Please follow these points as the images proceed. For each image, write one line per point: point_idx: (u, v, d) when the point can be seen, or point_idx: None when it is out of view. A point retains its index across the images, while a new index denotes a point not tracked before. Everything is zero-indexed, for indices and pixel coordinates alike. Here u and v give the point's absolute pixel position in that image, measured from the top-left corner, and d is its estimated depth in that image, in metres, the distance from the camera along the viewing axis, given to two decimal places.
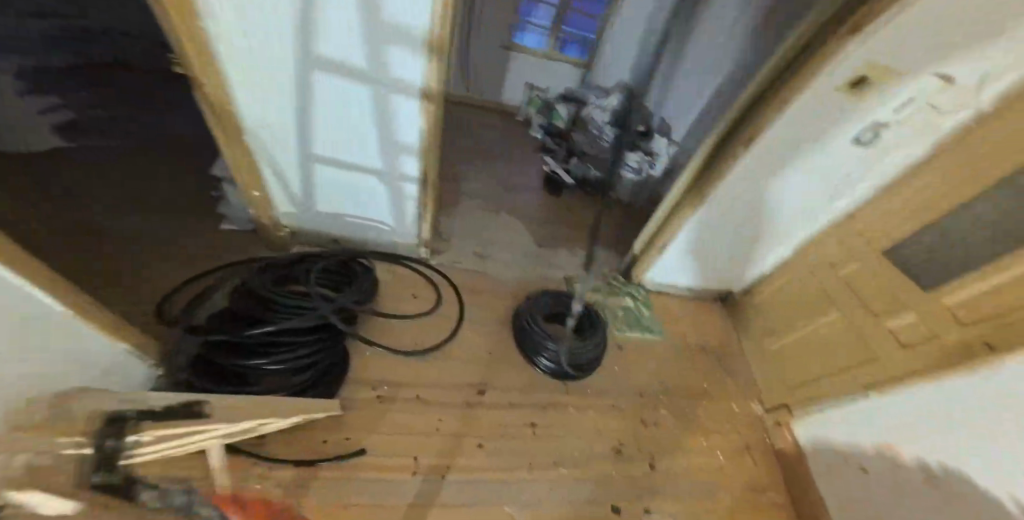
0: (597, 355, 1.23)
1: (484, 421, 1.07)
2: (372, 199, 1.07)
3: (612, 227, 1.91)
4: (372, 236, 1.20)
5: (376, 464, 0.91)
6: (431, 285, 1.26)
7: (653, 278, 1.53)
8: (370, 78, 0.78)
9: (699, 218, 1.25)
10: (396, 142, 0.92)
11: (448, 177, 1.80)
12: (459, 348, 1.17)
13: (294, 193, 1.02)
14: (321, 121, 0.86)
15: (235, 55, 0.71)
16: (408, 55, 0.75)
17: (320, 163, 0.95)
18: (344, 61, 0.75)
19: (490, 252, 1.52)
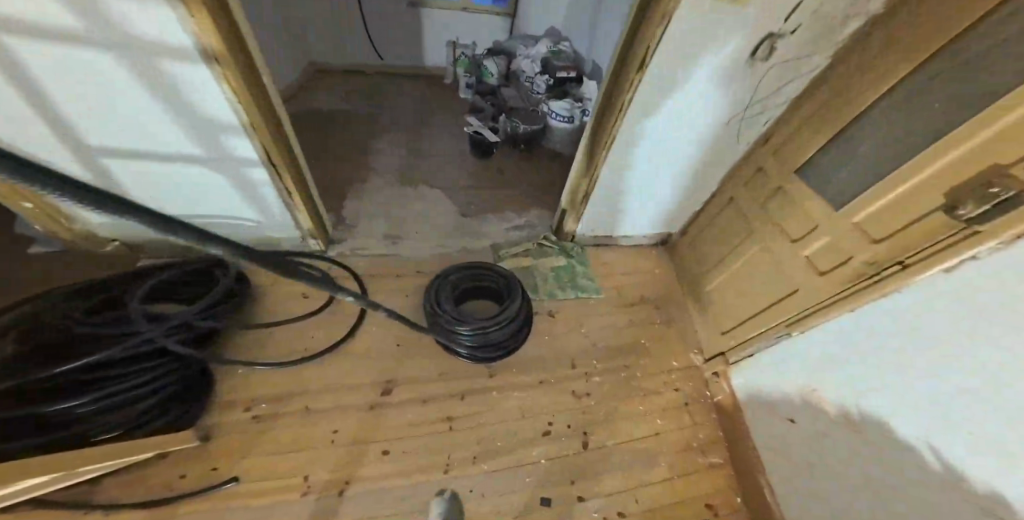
0: (520, 328, 1.11)
1: (393, 422, 0.97)
2: (218, 193, 0.91)
3: (546, 184, 1.73)
4: (245, 233, 1.05)
5: (257, 490, 0.84)
6: (325, 279, 1.14)
7: (585, 232, 1.40)
8: (112, 45, 0.60)
9: (613, 165, 1.12)
10: (205, 125, 0.74)
11: (357, 152, 1.62)
12: (357, 345, 1.05)
13: (120, 193, 0.87)
14: (96, 108, 0.70)
15: None
16: (143, 9, 0.55)
17: (127, 157, 0.79)
18: (58, 25, 0.56)
19: (401, 232, 1.35)
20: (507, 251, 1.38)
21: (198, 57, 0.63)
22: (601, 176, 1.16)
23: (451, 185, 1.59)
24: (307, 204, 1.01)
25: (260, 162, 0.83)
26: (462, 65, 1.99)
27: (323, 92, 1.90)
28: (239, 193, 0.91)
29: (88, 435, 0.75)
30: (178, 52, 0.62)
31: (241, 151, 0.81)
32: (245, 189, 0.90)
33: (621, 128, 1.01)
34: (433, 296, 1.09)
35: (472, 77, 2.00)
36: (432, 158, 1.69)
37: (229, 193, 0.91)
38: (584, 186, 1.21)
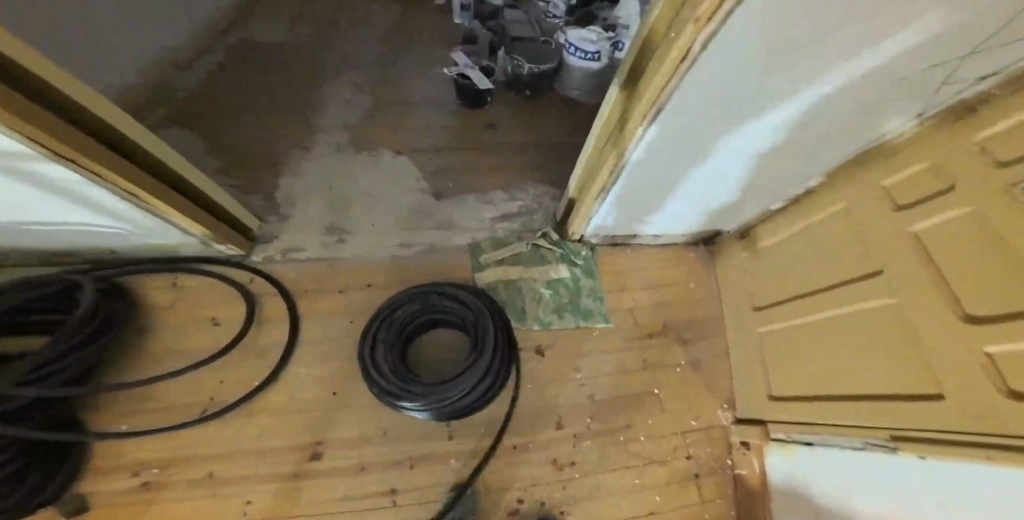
0: (493, 379, 0.85)
1: (313, 497, 0.74)
2: (21, 192, 0.65)
3: (553, 148, 1.31)
4: (126, 226, 0.80)
5: None
6: (240, 296, 0.91)
7: (600, 230, 1.07)
8: None
9: (644, 143, 0.75)
10: None
11: (309, 105, 1.25)
12: (282, 392, 0.83)
13: None
14: None
15: None
16: None
17: None
18: None
19: (350, 224, 1.04)
20: (489, 254, 1.06)
21: None
22: (627, 157, 0.79)
23: (426, 152, 1.21)
24: (167, 195, 0.75)
25: (45, 156, 0.54)
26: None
27: (271, 17, 1.46)
28: (48, 188, 0.65)
29: None
30: None
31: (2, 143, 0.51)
32: (69, 182, 0.63)
33: (667, 92, 0.62)
34: (376, 347, 0.83)
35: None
36: (404, 110, 1.28)
37: (54, 184, 0.64)
38: (602, 166, 0.86)
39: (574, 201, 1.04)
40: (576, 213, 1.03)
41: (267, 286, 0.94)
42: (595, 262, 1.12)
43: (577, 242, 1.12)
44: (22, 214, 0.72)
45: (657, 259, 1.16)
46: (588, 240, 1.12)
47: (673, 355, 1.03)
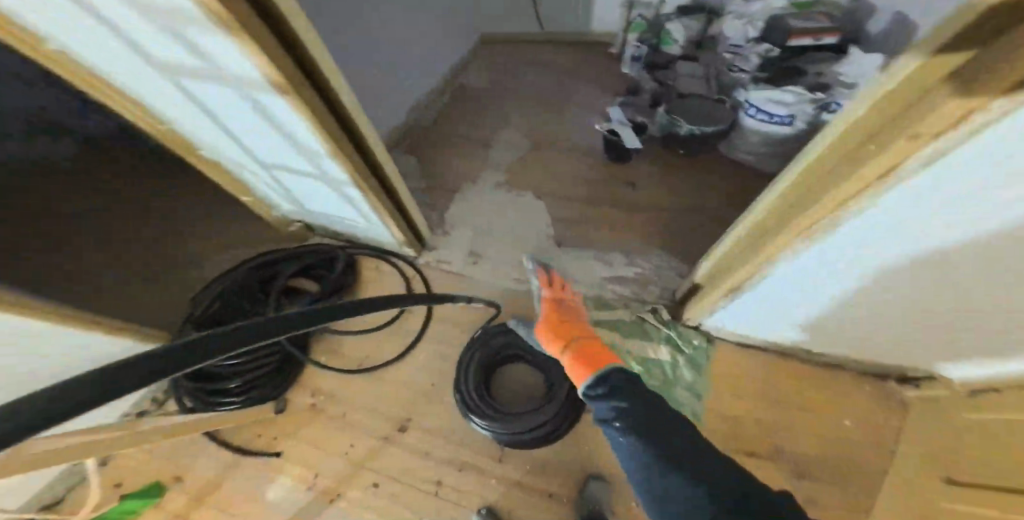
0: (552, 425, 0.93)
1: (396, 461, 0.97)
2: (330, 197, 1.02)
3: (681, 216, 1.31)
4: (357, 229, 1.15)
5: (279, 470, 0.98)
6: (405, 291, 1.15)
7: (722, 323, 0.99)
8: (222, 81, 0.68)
9: (796, 257, 0.67)
10: (301, 143, 0.82)
11: (480, 142, 1.50)
12: (400, 373, 1.06)
13: (284, 194, 1.10)
14: (245, 133, 0.85)
15: (132, 84, 0.77)
16: (215, 42, 0.57)
17: (274, 169, 0.97)
18: (188, 66, 0.66)
19: (488, 250, 1.23)
20: (590, 312, 1.11)
21: (270, 87, 0.65)
22: (773, 266, 0.72)
23: (564, 200, 1.34)
24: (395, 212, 1.06)
25: (349, 180, 0.91)
26: (635, 29, 1.61)
27: (478, 64, 1.80)
28: (344, 199, 1.01)
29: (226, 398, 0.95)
30: (255, 82, 0.66)
31: (331, 168, 0.89)
32: (348, 197, 0.99)
33: (844, 215, 0.54)
34: (471, 363, 1.00)
35: (642, 47, 1.61)
36: (556, 158, 1.44)
37: (347, 198, 1.00)
38: (739, 268, 0.79)
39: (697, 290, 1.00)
40: (697, 299, 0.98)
41: (418, 286, 1.17)
42: (706, 356, 1.04)
43: (693, 329, 1.06)
44: (324, 210, 1.11)
45: (775, 370, 1.01)
46: (704, 328, 1.05)
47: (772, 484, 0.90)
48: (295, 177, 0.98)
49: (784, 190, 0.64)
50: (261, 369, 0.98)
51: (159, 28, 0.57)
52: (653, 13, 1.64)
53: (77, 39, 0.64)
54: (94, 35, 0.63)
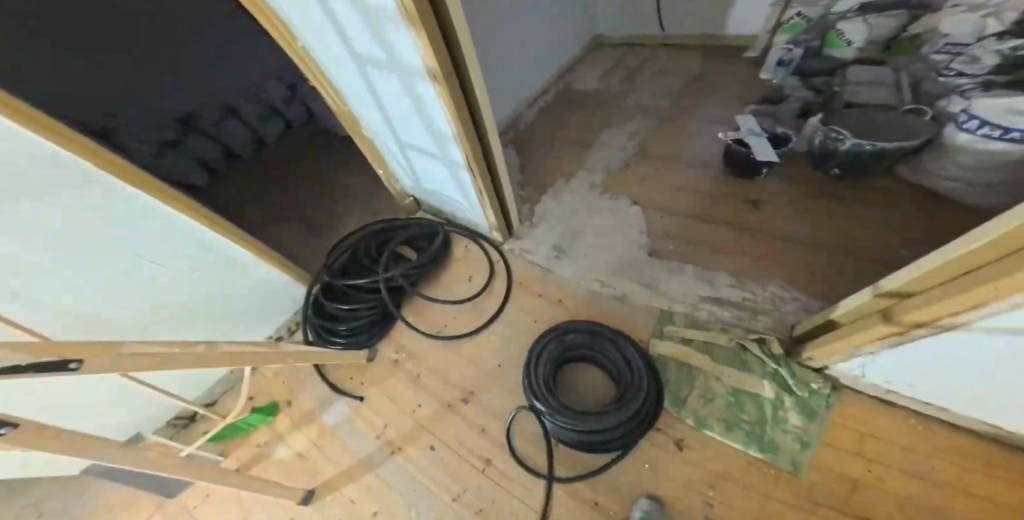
0: (616, 434, 0.86)
1: (454, 431, 1.01)
2: (446, 181, 1.15)
3: (810, 242, 1.10)
4: (465, 212, 1.25)
5: (359, 412, 1.11)
6: (489, 272, 1.21)
7: (865, 373, 0.79)
8: (394, 68, 0.87)
9: (1010, 318, 0.48)
10: (436, 127, 0.97)
11: (581, 144, 1.49)
12: (471, 348, 1.11)
13: (411, 176, 1.28)
14: (396, 116, 1.03)
15: (334, 74, 1.01)
16: (402, 36, 0.75)
17: (409, 150, 1.13)
18: (375, 56, 0.87)
19: (574, 247, 1.21)
20: (676, 328, 1.00)
21: (426, 73, 0.82)
22: (974, 321, 0.52)
23: (663, 210, 1.24)
24: (496, 201, 1.13)
25: (464, 164, 1.02)
26: (789, 31, 1.45)
27: (587, 71, 1.81)
28: (458, 183, 1.12)
29: (335, 336, 1.14)
30: (416, 69, 0.83)
31: (454, 151, 1.00)
32: (460, 181, 1.11)
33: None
34: (543, 353, 0.98)
35: (796, 50, 1.43)
36: (661, 167, 1.35)
37: (459, 182, 1.11)
38: (905, 314, 0.61)
39: (827, 333, 0.82)
40: (828, 338, 0.80)
41: (500, 269, 1.22)
42: (823, 405, 0.84)
43: (810, 371, 0.87)
44: (439, 194, 1.25)
45: (923, 448, 0.77)
46: (828, 372, 0.86)
47: None
48: (424, 159, 1.12)
49: (990, 242, 0.46)
50: (365, 316, 1.15)
51: (368, 24, 0.78)
52: (820, 12, 1.40)
53: (314, 36, 0.89)
54: (325, 32, 0.87)
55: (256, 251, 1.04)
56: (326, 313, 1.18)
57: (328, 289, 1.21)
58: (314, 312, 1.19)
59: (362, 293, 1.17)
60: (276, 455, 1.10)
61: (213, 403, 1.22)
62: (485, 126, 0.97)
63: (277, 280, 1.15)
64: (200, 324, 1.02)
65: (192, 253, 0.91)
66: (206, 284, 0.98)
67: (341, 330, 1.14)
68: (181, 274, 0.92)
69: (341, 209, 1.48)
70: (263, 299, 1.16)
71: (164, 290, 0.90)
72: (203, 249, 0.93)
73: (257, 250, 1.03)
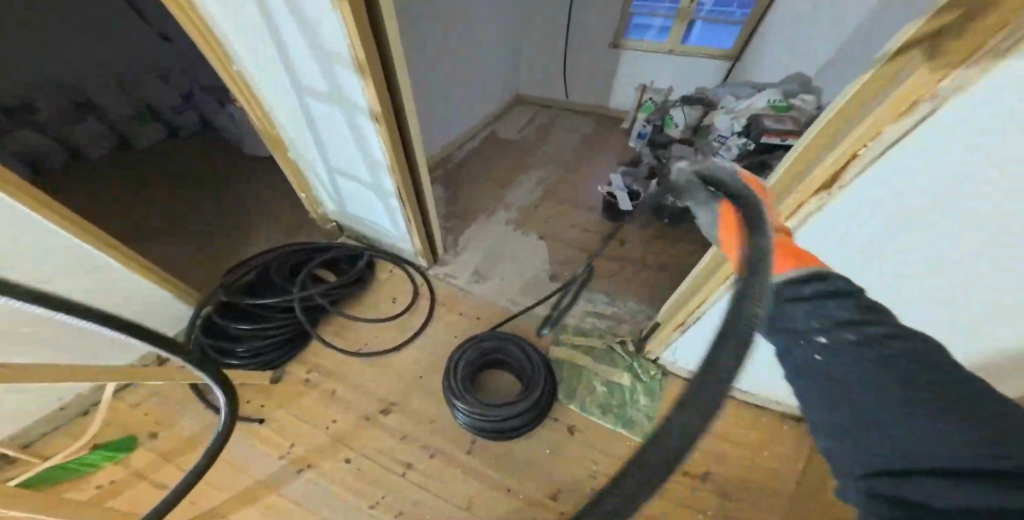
0: (522, 421, 1.05)
1: (373, 440, 1.06)
2: (374, 205, 1.24)
3: (656, 271, 1.51)
4: (385, 236, 1.34)
5: (261, 435, 1.06)
6: (411, 292, 1.31)
7: (680, 361, 1.15)
8: (337, 103, 0.97)
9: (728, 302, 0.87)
10: (372, 158, 1.07)
11: (501, 182, 1.75)
12: (393, 362, 1.18)
13: (335, 199, 1.32)
14: (331, 142, 1.11)
15: (271, 96, 1.06)
16: (353, 82, 0.88)
17: (339, 175, 1.20)
18: (319, 90, 0.96)
19: (489, 271, 1.41)
20: (568, 336, 1.27)
21: (369, 114, 0.94)
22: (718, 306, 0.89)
23: (562, 243, 1.55)
24: (422, 227, 1.26)
25: (394, 192, 1.13)
26: (646, 110, 2.01)
27: (505, 121, 2.13)
28: (387, 209, 1.22)
29: (235, 359, 1.08)
30: (360, 109, 0.94)
31: (386, 179, 1.11)
32: (389, 207, 1.21)
33: None
34: (461, 359, 1.13)
35: (649, 127, 1.97)
36: (561, 208, 1.68)
37: (387, 208, 1.22)
38: (692, 298, 0.96)
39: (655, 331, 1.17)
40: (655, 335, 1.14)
41: (424, 291, 1.33)
42: (658, 387, 1.18)
43: (650, 362, 1.21)
44: (365, 217, 1.32)
45: (721, 410, 1.14)
46: (661, 362, 1.21)
47: (704, 503, 0.98)
48: (350, 183, 1.20)
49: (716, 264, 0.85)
50: (273, 337, 1.12)
51: (321, 66, 0.88)
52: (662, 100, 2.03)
53: (258, 60, 0.96)
54: (272, 61, 0.94)
55: (145, 265, 0.97)
56: (224, 333, 1.11)
57: (228, 307, 1.14)
58: (208, 333, 1.10)
59: (272, 312, 1.15)
60: (148, 493, 0.97)
61: (32, 442, 1.02)
62: (417, 164, 1.11)
63: (168, 300, 1.07)
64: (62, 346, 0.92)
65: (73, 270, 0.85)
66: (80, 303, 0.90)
67: (245, 352, 1.09)
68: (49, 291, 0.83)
69: (256, 229, 1.41)
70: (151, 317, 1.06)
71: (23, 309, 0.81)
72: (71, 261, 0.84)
73: (139, 266, 0.96)
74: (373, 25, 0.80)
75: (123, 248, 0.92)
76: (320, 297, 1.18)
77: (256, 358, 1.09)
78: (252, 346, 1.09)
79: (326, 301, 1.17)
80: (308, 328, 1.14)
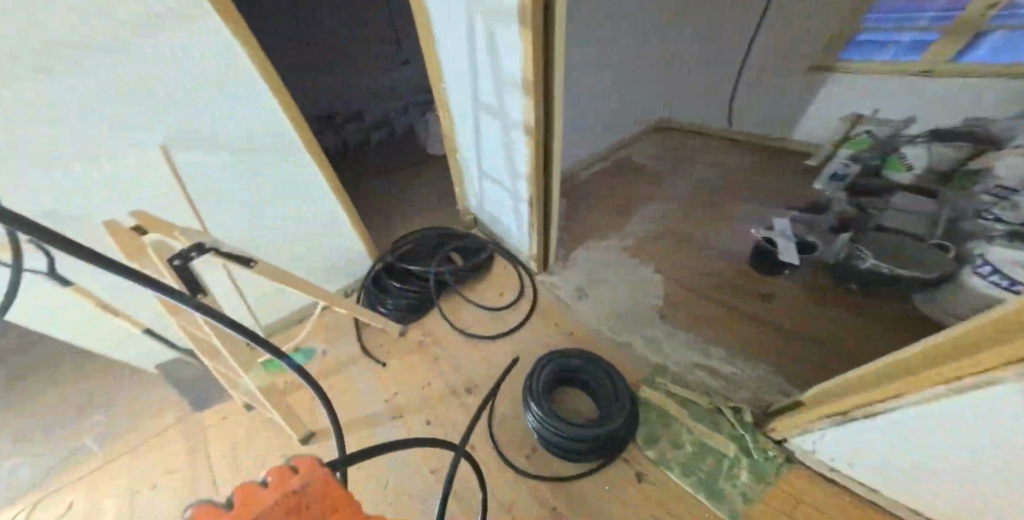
0: (589, 449, 1.00)
1: (450, 412, 1.17)
2: (505, 206, 1.38)
3: (802, 340, 1.22)
4: (511, 237, 1.47)
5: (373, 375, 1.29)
6: (517, 292, 1.40)
7: (815, 450, 0.89)
8: (500, 116, 1.14)
9: (910, 410, 0.61)
10: (516, 166, 1.21)
11: (630, 209, 1.68)
12: (485, 351, 1.28)
13: (475, 197, 1.52)
14: (487, 147, 1.29)
15: (454, 104, 1.30)
16: (517, 98, 1.03)
17: (485, 177, 1.39)
18: (489, 104, 1.15)
19: (595, 290, 1.38)
20: (665, 381, 1.13)
21: (523, 128, 1.08)
22: (894, 408, 0.63)
23: (683, 282, 1.40)
24: (545, 233, 1.34)
25: (527, 198, 1.24)
26: (855, 147, 1.74)
27: (645, 146, 2.04)
28: (516, 212, 1.35)
29: (380, 309, 1.30)
30: (517, 123, 1.09)
31: (522, 186, 1.24)
32: (518, 211, 1.33)
33: (958, 386, 0.51)
34: (545, 366, 1.13)
35: (852, 166, 1.67)
36: (692, 247, 1.52)
37: (517, 211, 1.34)
38: (849, 395, 0.71)
39: (793, 408, 0.92)
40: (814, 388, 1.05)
41: (529, 293, 1.40)
42: (771, 471, 0.95)
43: (770, 439, 0.98)
44: (497, 217, 1.47)
45: None
46: (785, 444, 0.97)
47: None
48: (493, 184, 1.37)
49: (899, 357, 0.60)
50: (410, 298, 1.31)
51: (496, 83, 1.06)
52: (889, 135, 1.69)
53: (454, 75, 1.20)
54: (463, 77, 1.17)
55: (355, 221, 1.26)
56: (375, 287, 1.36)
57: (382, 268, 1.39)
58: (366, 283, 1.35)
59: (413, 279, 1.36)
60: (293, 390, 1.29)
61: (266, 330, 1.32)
62: (552, 176, 1.19)
63: (356, 256, 1.36)
64: (292, 254, 1.20)
65: (308, 197, 1.11)
66: (314, 228, 1.19)
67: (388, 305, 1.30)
68: (292, 204, 1.10)
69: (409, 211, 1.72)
70: (350, 251, 1.32)
71: (279, 213, 1.09)
72: (310, 203, 1.13)
73: (352, 223, 1.25)
74: (545, 49, 0.91)
75: (347, 204, 1.21)
76: (452, 275, 1.36)
77: (395, 313, 1.30)
78: (395, 301, 1.29)
79: (452, 280, 1.35)
80: (436, 299, 1.31)
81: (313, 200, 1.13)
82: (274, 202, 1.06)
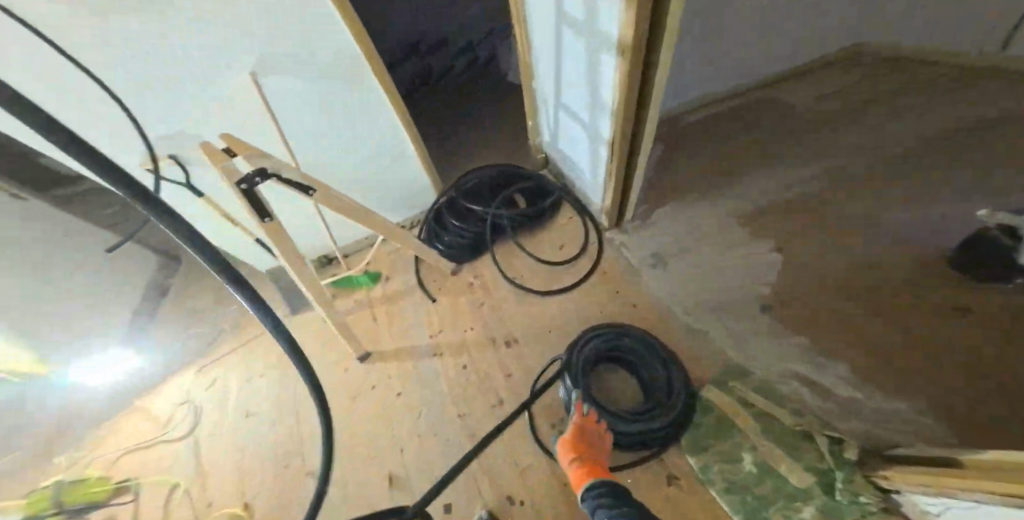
0: (621, 444, 0.84)
1: (485, 361, 1.13)
2: (581, 145, 1.17)
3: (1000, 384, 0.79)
4: (585, 183, 1.27)
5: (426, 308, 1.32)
6: (580, 247, 1.22)
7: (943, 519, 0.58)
8: (591, 31, 0.85)
9: None
10: (601, 98, 0.96)
11: (758, 168, 1.27)
12: (531, 305, 1.17)
13: (552, 130, 1.33)
14: (575, 72, 1.03)
15: (536, 13, 1.04)
16: (610, 8, 0.72)
17: (565, 110, 1.18)
18: (576, 15, 0.88)
19: (677, 261, 1.11)
20: (741, 387, 0.86)
21: (616, 49, 0.78)
22: None
23: (811, 273, 1.02)
24: (624, 182, 1.10)
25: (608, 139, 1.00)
26: None
27: (802, 79, 1.48)
28: (593, 154, 1.13)
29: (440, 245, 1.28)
30: (610, 42, 0.79)
31: (603, 123, 1.00)
32: (596, 154, 1.11)
33: None
34: (591, 339, 0.95)
35: None
36: (842, 228, 1.09)
37: (595, 152, 1.11)
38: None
39: (933, 462, 0.59)
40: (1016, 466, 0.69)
41: (593, 250, 1.20)
42: None
43: (874, 487, 0.68)
44: (572, 157, 1.27)
45: None
46: (896, 497, 0.66)
47: None
48: (571, 118, 1.16)
49: None
50: (468, 239, 1.26)
51: None
52: None
53: None
54: None
55: (422, 149, 1.23)
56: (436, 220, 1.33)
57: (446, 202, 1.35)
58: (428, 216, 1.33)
59: (474, 218, 1.30)
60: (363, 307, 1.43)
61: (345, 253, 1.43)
62: (648, 113, 0.90)
63: (422, 186, 1.35)
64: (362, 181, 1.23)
65: (370, 125, 1.05)
66: (382, 155, 1.17)
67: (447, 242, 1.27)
68: (354, 132, 1.05)
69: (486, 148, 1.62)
70: (416, 181, 1.32)
71: (347, 142, 1.07)
72: (381, 131, 1.09)
73: (419, 152, 1.21)
74: None
75: (414, 132, 1.16)
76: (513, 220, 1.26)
77: (453, 251, 1.27)
78: (454, 240, 1.26)
79: (511, 226, 1.25)
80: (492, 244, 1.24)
81: (377, 129, 1.08)
82: (338, 133, 1.03)
